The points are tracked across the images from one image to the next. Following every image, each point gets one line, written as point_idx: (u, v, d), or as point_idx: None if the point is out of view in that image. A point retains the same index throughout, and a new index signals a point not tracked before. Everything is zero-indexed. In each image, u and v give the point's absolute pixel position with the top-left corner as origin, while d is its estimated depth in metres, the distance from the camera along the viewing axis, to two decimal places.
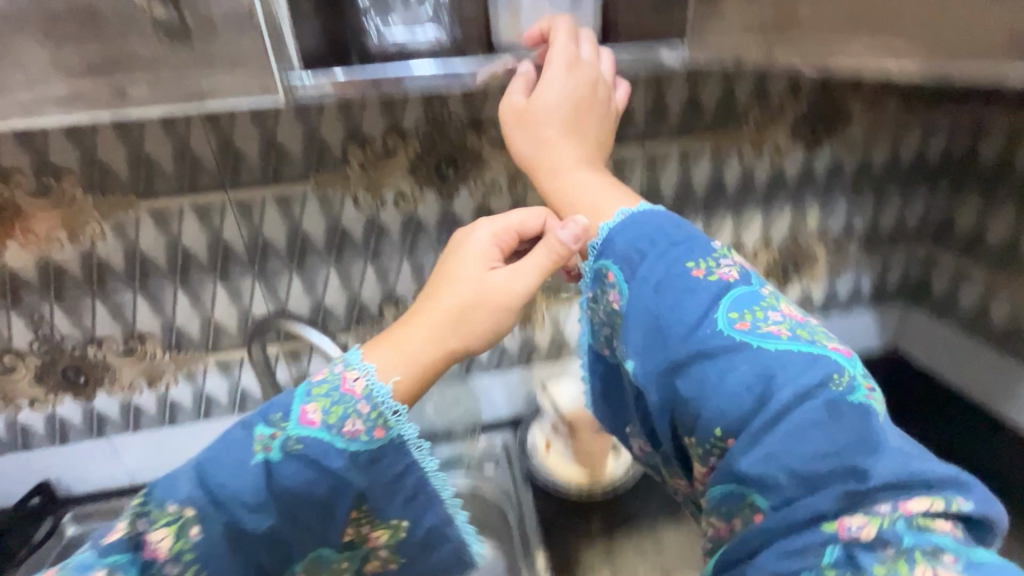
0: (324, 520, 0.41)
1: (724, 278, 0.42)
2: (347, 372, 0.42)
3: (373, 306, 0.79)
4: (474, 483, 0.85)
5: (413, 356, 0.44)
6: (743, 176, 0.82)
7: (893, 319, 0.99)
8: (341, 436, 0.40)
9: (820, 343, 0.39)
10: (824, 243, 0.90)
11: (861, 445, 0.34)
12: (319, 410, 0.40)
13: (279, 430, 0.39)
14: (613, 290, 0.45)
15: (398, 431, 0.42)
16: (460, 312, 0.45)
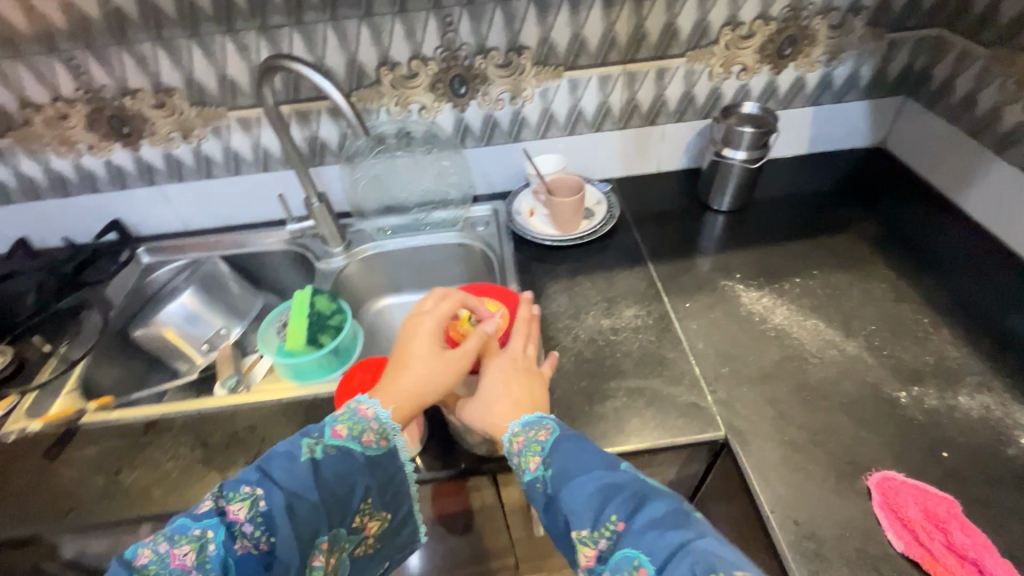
0: (342, 515, 0.50)
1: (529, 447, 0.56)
2: (361, 404, 0.55)
3: (371, 69, 0.85)
4: (466, 238, 0.96)
5: (402, 395, 0.56)
6: None
7: (889, 112, 1.01)
8: (360, 443, 0.52)
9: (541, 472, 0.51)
10: (826, 19, 0.88)
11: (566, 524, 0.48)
12: (344, 429, 0.53)
13: (318, 439, 0.51)
14: (546, 431, 0.54)
15: (395, 441, 0.55)
16: (432, 375, 0.58)
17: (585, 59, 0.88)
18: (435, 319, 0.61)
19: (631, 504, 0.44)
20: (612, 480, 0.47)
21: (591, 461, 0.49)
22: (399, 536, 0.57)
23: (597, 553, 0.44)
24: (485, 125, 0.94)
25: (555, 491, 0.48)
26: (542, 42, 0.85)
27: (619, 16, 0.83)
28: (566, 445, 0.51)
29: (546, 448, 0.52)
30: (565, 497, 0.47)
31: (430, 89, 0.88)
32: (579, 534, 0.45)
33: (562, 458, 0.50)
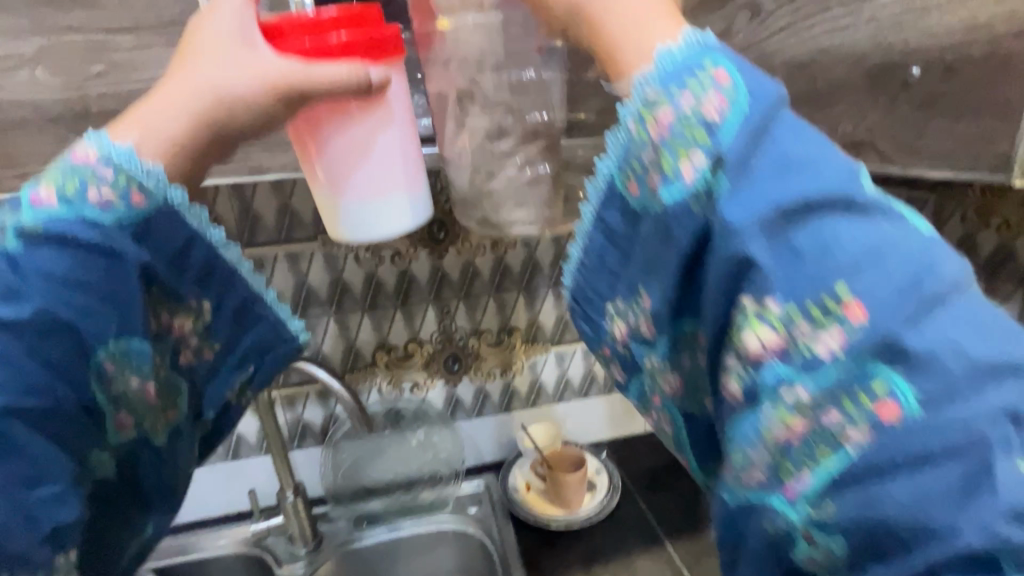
0: (115, 313, 0.34)
1: (667, 119, 0.29)
2: (81, 147, 0.34)
3: (367, 352, 0.87)
4: (459, 522, 0.86)
5: (160, 130, 0.35)
6: None
7: None
8: (88, 202, 0.33)
9: (696, 145, 0.28)
10: None
11: (829, 237, 0.27)
12: (54, 190, 0.33)
13: (3, 223, 0.32)
14: (712, 89, 0.29)
15: (158, 191, 0.35)
16: (214, 71, 0.36)
17: (570, 334, 0.95)
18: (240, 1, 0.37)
19: (891, 357, 0.25)
20: (837, 213, 0.27)
21: (831, 187, 0.27)
22: (243, 334, 0.40)
23: (790, 350, 0.27)
24: (476, 397, 0.94)
25: (739, 248, 0.27)
26: (531, 324, 0.92)
27: None
28: (778, 133, 0.28)
29: (723, 147, 0.28)
30: (764, 263, 0.27)
31: (424, 367, 0.90)
32: (769, 305, 0.27)
33: (759, 176, 0.27)
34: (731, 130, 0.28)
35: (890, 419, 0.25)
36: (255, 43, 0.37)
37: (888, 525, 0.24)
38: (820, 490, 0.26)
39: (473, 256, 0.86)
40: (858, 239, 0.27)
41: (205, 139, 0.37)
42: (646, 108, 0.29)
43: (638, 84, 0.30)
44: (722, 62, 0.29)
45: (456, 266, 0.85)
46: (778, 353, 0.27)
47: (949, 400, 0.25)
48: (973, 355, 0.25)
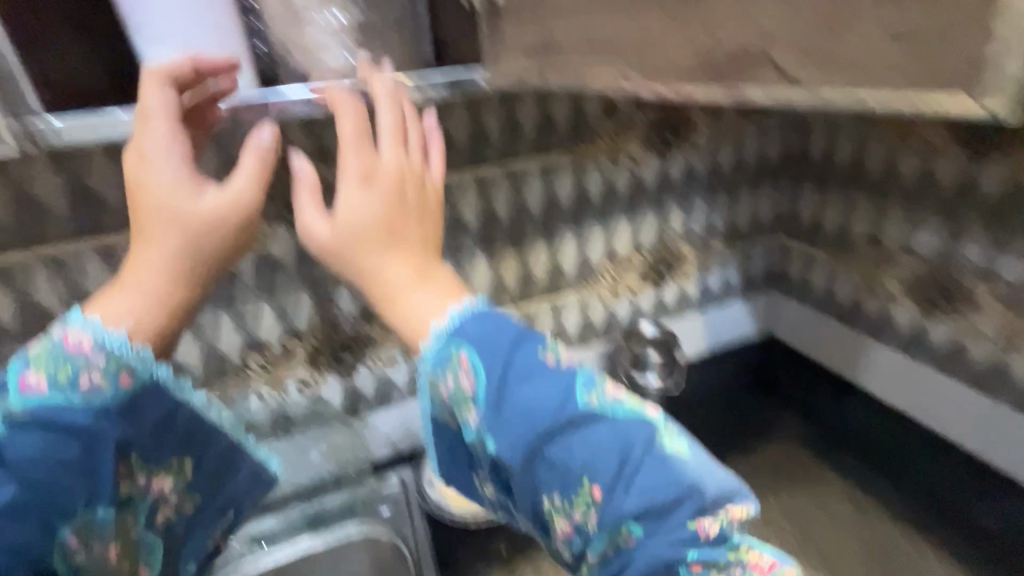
0: (94, 482, 0.39)
1: (455, 384, 0.42)
2: (65, 332, 0.39)
3: (234, 354, 0.73)
4: (368, 527, 0.76)
5: (146, 291, 0.41)
6: (603, 186, 0.84)
7: (763, 307, 1.06)
8: (74, 387, 0.38)
9: (454, 366, 0.42)
10: (689, 242, 0.96)
11: (528, 415, 0.40)
12: (43, 372, 0.38)
13: (2, 402, 0.37)
14: (464, 372, 0.42)
15: (149, 372, 0.42)
16: (166, 237, 0.42)
17: None
18: (219, 198, 0.43)
19: (563, 459, 0.39)
20: (538, 391, 0.40)
21: (538, 395, 0.40)
22: (224, 485, 0.51)
23: (574, 525, 0.39)
24: (378, 387, 0.83)
25: (505, 454, 0.40)
26: None
27: (504, 266, 0.82)
28: (477, 343, 0.42)
29: (477, 394, 0.41)
30: (506, 452, 0.40)
31: (309, 363, 0.77)
32: (551, 504, 0.39)
33: (506, 411, 0.40)
34: (486, 389, 0.41)
35: (599, 498, 0.38)
36: (200, 189, 0.43)
37: (622, 520, 0.38)
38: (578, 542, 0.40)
39: None
40: (575, 437, 0.39)
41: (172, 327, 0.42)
42: (431, 376, 0.43)
43: (420, 367, 0.44)
44: (461, 346, 0.42)
45: None
46: (574, 532, 0.39)
47: (591, 468, 0.39)
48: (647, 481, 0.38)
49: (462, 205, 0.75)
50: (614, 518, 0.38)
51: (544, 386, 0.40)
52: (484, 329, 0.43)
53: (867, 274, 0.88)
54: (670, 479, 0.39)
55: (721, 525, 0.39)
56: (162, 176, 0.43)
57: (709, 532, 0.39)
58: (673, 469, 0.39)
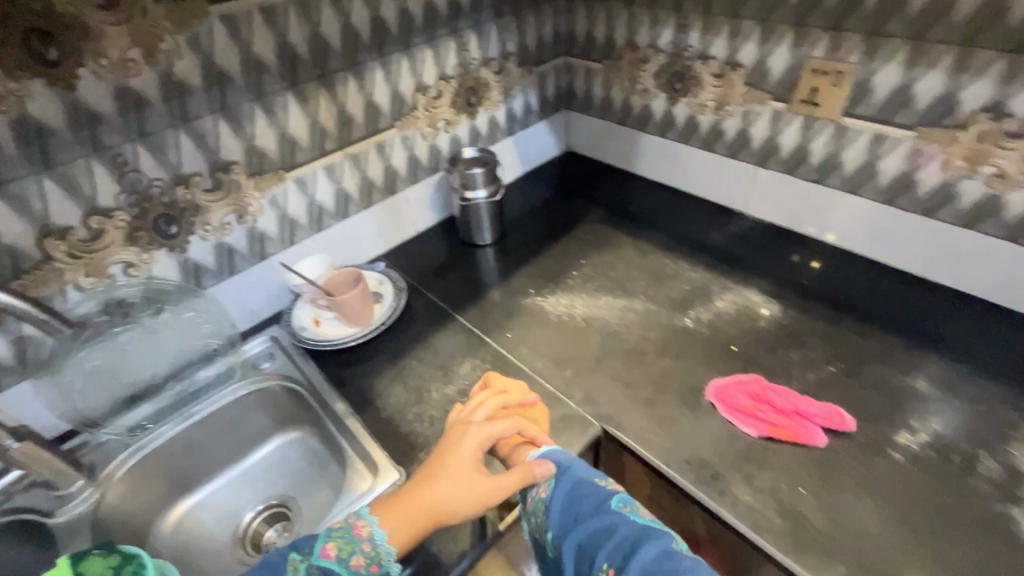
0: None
1: (539, 488, 0.56)
2: (359, 520, 0.53)
3: (27, 246, 0.64)
4: (256, 383, 0.80)
5: (402, 502, 0.54)
6: (399, 13, 0.85)
7: (560, 124, 1.24)
8: (348, 566, 0.49)
9: (535, 485, 0.56)
10: (490, 68, 1.03)
11: (588, 517, 0.51)
12: (335, 548, 0.50)
13: (305, 557, 0.49)
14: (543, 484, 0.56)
15: (389, 569, 0.51)
16: (445, 483, 0.55)
17: (302, 155, 0.83)
18: (473, 441, 0.58)
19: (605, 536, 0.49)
20: (599, 501, 0.53)
21: (580, 488, 0.54)
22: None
23: None
24: (219, 256, 0.80)
25: (557, 541, 0.52)
26: (248, 152, 0.77)
27: (318, 107, 0.82)
28: (563, 493, 0.54)
29: (547, 501, 0.54)
30: (563, 539, 0.51)
31: (129, 242, 0.71)
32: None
33: (563, 519, 0.52)
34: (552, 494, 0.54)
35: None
36: (479, 472, 0.56)
37: None
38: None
39: (124, 79, 0.63)
40: (608, 535, 0.49)
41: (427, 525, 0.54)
42: (525, 494, 0.57)
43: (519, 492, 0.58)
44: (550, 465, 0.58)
45: (102, 96, 0.63)
46: None
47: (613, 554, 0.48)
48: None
49: (254, 41, 0.71)
50: None
51: (610, 512, 0.51)
52: (563, 463, 0.58)
53: (631, 76, 1.06)
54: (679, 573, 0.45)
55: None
56: (477, 425, 0.60)
57: None
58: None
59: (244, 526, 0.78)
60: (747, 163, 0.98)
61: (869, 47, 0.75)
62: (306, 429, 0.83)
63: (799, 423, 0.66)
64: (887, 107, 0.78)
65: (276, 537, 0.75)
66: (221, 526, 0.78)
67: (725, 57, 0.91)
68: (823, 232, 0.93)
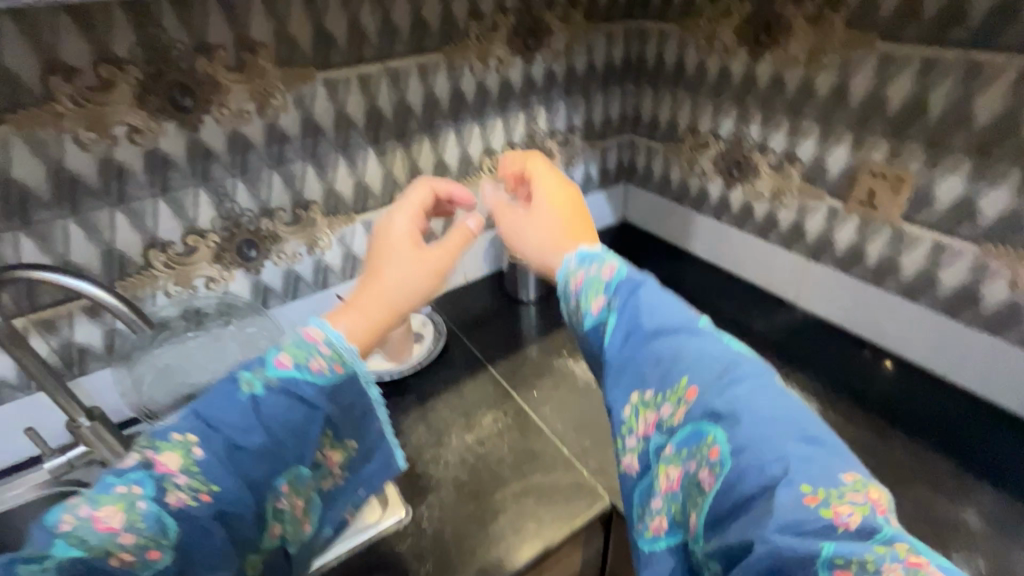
0: (301, 447, 0.50)
1: (598, 296, 0.54)
2: (309, 329, 0.51)
3: (135, 254, 0.75)
4: None
5: (363, 315, 0.53)
6: (477, 86, 0.94)
7: (619, 195, 1.28)
8: (309, 370, 0.49)
9: (607, 283, 0.54)
10: (555, 139, 1.11)
11: (687, 337, 0.48)
12: (291, 358, 0.49)
13: (258, 373, 0.48)
14: (608, 266, 0.56)
15: (352, 368, 0.52)
16: (389, 271, 0.55)
17: (373, 201, 0.92)
18: (401, 221, 0.59)
19: (709, 416, 0.43)
20: (684, 331, 0.49)
21: (655, 303, 0.51)
22: (365, 463, 0.59)
23: (657, 421, 0.47)
24: (287, 281, 0.89)
25: (616, 336, 0.51)
26: (327, 194, 0.87)
27: (393, 161, 0.91)
28: (641, 292, 0.52)
29: (608, 283, 0.54)
30: (638, 365, 0.49)
31: (215, 260, 0.82)
32: (642, 397, 0.48)
33: (626, 300, 0.52)
34: (618, 288, 0.53)
35: (712, 455, 0.42)
36: (416, 243, 0.57)
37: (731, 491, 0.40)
38: (671, 498, 0.45)
39: (238, 126, 0.75)
40: (686, 339, 0.48)
41: (392, 314, 0.55)
42: (568, 275, 0.57)
43: (568, 262, 0.58)
44: (612, 262, 0.56)
45: (218, 137, 0.74)
46: (653, 432, 0.47)
47: (742, 441, 0.41)
48: (763, 411, 0.42)
49: (348, 102, 0.82)
50: (716, 463, 0.41)
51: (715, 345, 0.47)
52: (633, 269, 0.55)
53: (690, 159, 1.10)
54: (796, 404, 0.44)
55: (866, 519, 0.36)
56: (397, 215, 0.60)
57: (846, 522, 0.36)
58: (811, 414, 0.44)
59: None
60: (800, 255, 0.97)
61: (930, 158, 0.75)
62: None
63: None
64: (949, 217, 0.76)
65: None
66: None
67: (783, 151, 0.93)
68: (884, 342, 0.89)
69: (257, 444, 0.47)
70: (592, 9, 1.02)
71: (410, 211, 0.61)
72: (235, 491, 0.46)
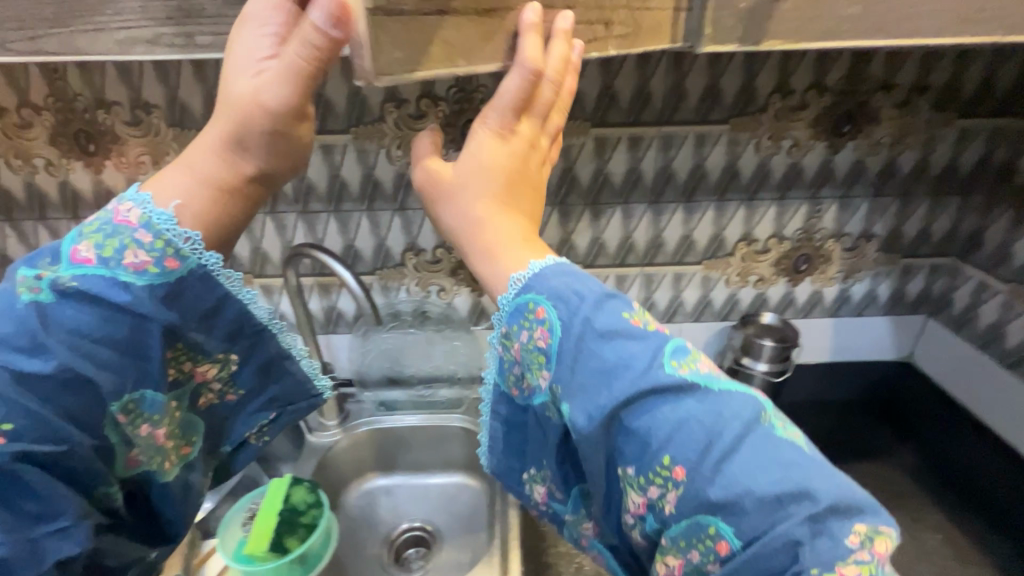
0: (140, 365, 0.40)
1: (539, 333, 0.42)
2: (122, 205, 0.40)
3: (397, 252, 0.88)
4: (469, 422, 0.90)
5: (197, 175, 0.42)
6: (758, 167, 0.83)
7: (912, 328, 0.98)
8: (120, 264, 0.38)
9: (543, 347, 0.42)
10: (839, 242, 0.90)
11: (658, 406, 0.39)
12: (91, 246, 0.39)
13: (45, 272, 0.38)
14: (539, 326, 0.43)
15: (196, 261, 0.40)
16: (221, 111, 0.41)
17: (604, 259, 0.90)
18: (302, 52, 0.38)
19: (708, 509, 0.38)
20: (651, 401, 0.40)
21: (612, 356, 0.40)
22: (266, 385, 0.48)
23: (648, 502, 0.41)
24: None
25: (580, 421, 0.41)
26: (563, 242, 0.87)
27: (637, 225, 0.87)
28: (587, 357, 0.41)
29: (553, 339, 0.42)
30: (605, 448, 0.41)
31: (451, 274, 0.91)
32: (626, 476, 0.41)
33: (580, 372, 0.41)
34: (557, 355, 0.42)
35: (725, 550, 0.38)
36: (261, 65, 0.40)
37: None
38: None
39: None
40: (656, 408, 0.39)
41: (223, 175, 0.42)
42: (506, 336, 0.45)
43: (497, 321, 0.46)
44: (541, 297, 0.43)
45: None
46: (646, 510, 0.41)
47: (752, 531, 0.37)
48: (769, 483, 0.37)
49: (611, 160, 0.81)
50: (714, 555, 0.38)
51: (684, 405, 0.39)
52: (563, 280, 0.43)
53: None
54: (791, 453, 0.39)
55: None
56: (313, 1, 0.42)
57: None
58: (800, 450, 0.40)
59: (395, 533, 0.88)
60: None
61: None
62: (485, 485, 0.90)
63: None
64: None
65: (412, 559, 0.84)
66: (385, 519, 0.90)
67: None
68: None
69: (50, 364, 0.37)
70: (948, 98, 0.79)
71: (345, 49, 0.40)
72: (33, 418, 0.37)
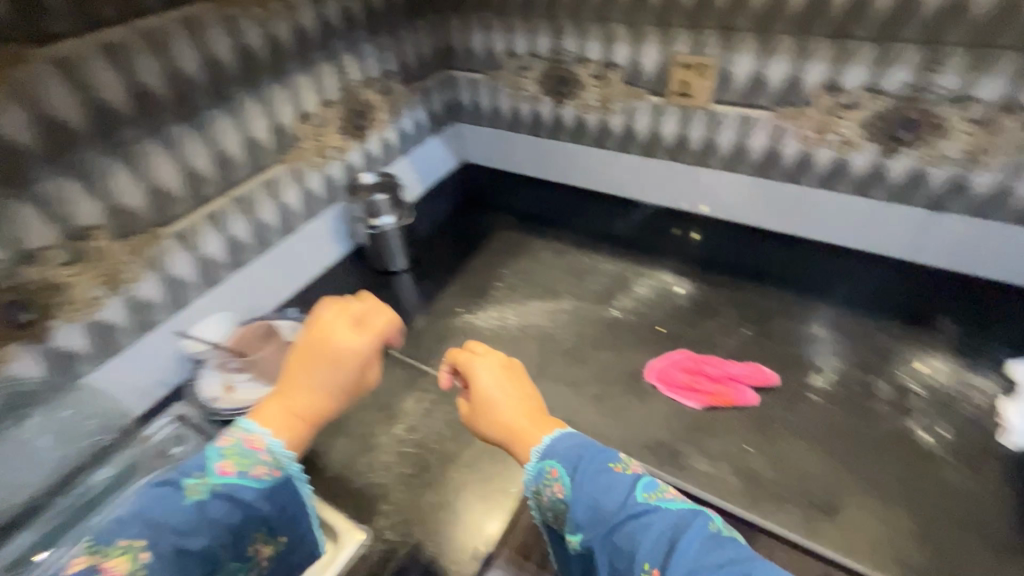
0: (229, 548, 0.48)
1: (553, 481, 0.52)
2: (247, 434, 0.52)
3: None
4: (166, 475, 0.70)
5: (278, 418, 0.54)
6: (266, 38, 0.78)
7: (453, 137, 1.22)
8: (250, 476, 0.49)
9: (556, 485, 0.52)
10: (373, 89, 0.99)
11: (633, 519, 0.46)
12: (231, 464, 0.49)
13: (200, 476, 0.48)
14: (557, 482, 0.52)
15: (289, 468, 0.52)
16: (319, 375, 0.56)
17: (179, 207, 0.75)
18: (367, 344, 0.57)
19: None
20: (633, 523, 0.46)
21: (603, 494, 0.48)
22: (292, 554, 0.55)
23: None
24: (93, 337, 0.69)
25: (588, 547, 0.48)
26: (112, 214, 0.68)
27: (190, 151, 0.74)
28: (583, 489, 0.49)
29: (567, 497, 0.50)
30: (603, 556, 0.47)
31: None
32: None
33: (583, 509, 0.49)
34: (569, 497, 0.50)
35: None
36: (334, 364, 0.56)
37: None
38: None
39: None
40: (634, 527, 0.46)
41: (312, 426, 0.55)
42: (536, 492, 0.53)
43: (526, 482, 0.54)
44: (555, 462, 0.52)
45: None
46: None
47: None
48: (716, 567, 0.43)
49: (99, 84, 0.62)
50: None
51: (661, 520, 0.46)
52: (576, 445, 0.53)
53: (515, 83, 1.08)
54: (726, 553, 0.44)
55: None
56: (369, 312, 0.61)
57: None
58: (758, 560, 0.43)
59: None
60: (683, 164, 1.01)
61: (724, 40, 0.84)
62: None
63: (732, 387, 0.74)
64: (746, 93, 0.87)
65: None
66: None
67: (602, 59, 0.96)
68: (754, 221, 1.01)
69: (199, 543, 0.46)
70: None
71: (380, 319, 0.60)
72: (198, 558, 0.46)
